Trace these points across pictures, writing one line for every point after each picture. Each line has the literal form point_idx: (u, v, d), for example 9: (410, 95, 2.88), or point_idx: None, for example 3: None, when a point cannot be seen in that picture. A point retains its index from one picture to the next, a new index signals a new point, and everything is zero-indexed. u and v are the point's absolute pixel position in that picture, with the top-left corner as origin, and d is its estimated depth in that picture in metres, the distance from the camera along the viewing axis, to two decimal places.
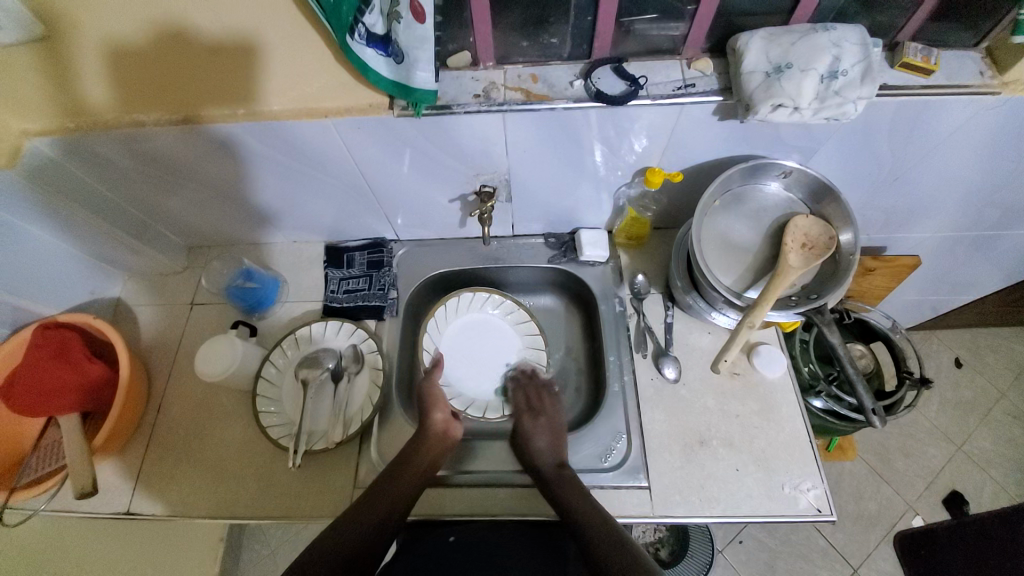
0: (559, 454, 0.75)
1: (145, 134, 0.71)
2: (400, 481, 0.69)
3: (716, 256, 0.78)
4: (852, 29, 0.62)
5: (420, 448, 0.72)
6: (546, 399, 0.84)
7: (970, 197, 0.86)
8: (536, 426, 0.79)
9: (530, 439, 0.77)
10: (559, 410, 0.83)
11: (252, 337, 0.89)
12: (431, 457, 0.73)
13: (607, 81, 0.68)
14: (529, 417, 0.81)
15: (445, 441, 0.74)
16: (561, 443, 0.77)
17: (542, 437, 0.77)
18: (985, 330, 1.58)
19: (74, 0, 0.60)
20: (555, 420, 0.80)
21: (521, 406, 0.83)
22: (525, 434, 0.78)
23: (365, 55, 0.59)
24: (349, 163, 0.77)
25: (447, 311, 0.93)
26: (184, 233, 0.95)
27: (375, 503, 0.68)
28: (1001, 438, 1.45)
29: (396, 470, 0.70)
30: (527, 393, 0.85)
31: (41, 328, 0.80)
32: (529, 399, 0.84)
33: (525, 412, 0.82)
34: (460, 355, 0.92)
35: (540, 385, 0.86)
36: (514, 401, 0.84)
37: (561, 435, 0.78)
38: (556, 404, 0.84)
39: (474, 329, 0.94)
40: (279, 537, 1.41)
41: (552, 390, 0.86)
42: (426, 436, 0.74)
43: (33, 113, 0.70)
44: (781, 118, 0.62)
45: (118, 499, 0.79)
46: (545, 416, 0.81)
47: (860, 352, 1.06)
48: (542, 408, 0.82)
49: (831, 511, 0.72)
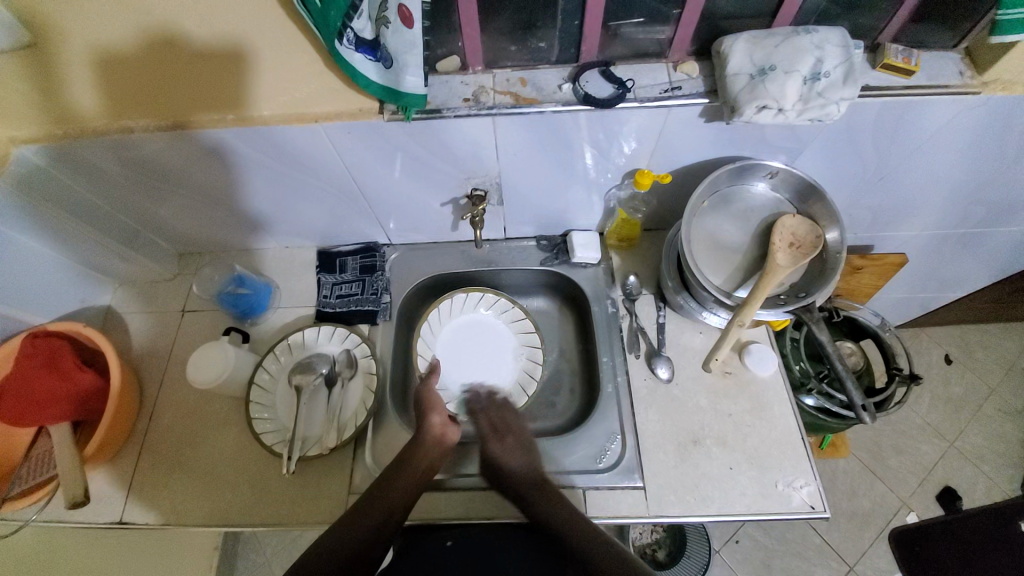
0: (538, 466, 0.73)
1: (135, 141, 0.70)
2: (398, 484, 0.69)
3: (706, 257, 0.79)
4: (833, 32, 0.63)
5: (416, 453, 0.72)
6: (510, 418, 0.78)
7: (955, 195, 0.87)
8: (506, 446, 0.75)
9: (501, 463, 0.73)
10: (525, 425, 0.78)
11: (245, 343, 0.89)
12: (428, 460, 0.73)
13: (595, 84, 0.69)
14: (496, 439, 0.76)
15: (440, 446, 0.74)
16: (533, 458, 0.74)
17: (513, 459, 0.73)
18: (974, 327, 1.60)
19: (69, 10, 0.63)
20: (523, 436, 0.76)
21: (483, 430, 0.77)
22: (494, 457, 0.74)
23: (354, 59, 0.60)
24: (340, 168, 0.77)
25: (440, 314, 0.94)
26: (175, 240, 0.95)
27: (373, 507, 0.68)
28: (992, 434, 1.47)
29: (392, 474, 0.70)
30: (490, 416, 0.79)
31: (32, 337, 0.79)
32: (493, 421, 0.78)
33: (490, 434, 0.77)
34: (456, 358, 0.92)
35: (502, 404, 0.80)
36: (477, 426, 0.78)
37: (532, 449, 0.75)
38: (519, 417, 0.79)
39: (469, 331, 0.94)
40: (274, 546, 1.40)
41: (510, 404, 0.81)
42: (421, 441, 0.73)
43: (21, 121, 0.70)
44: (766, 119, 0.63)
45: (110, 508, 0.79)
46: (512, 435, 0.76)
47: (849, 350, 1.07)
48: (506, 426, 0.77)
49: (824, 508, 0.73)
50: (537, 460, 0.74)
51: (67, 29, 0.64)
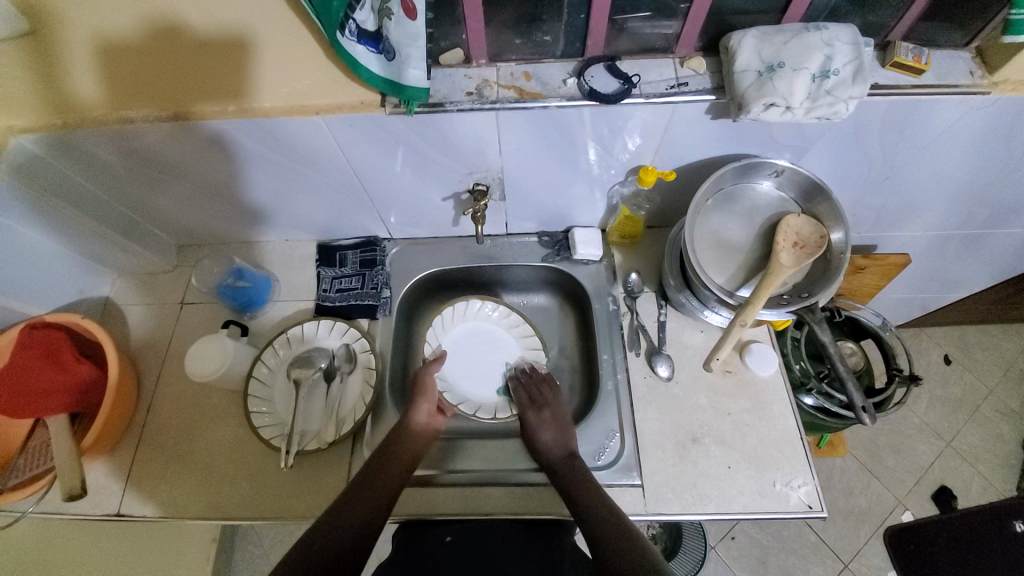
0: (570, 442, 0.75)
1: (134, 130, 0.69)
2: (380, 482, 0.69)
3: (709, 255, 0.78)
4: (843, 29, 0.62)
5: (400, 442, 0.73)
6: (547, 392, 0.83)
7: (961, 196, 0.86)
8: (542, 418, 0.78)
9: (538, 434, 0.76)
10: (562, 401, 0.82)
11: (243, 337, 0.88)
12: (413, 452, 0.73)
13: (600, 79, 0.68)
14: (534, 410, 0.80)
15: (423, 438, 0.75)
16: (567, 432, 0.76)
17: (547, 431, 0.76)
18: (975, 327, 1.60)
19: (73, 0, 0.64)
20: (560, 412, 0.79)
21: (523, 402, 0.82)
22: (530, 427, 0.77)
23: (356, 51, 0.59)
24: (341, 161, 0.77)
25: (445, 317, 0.94)
26: (174, 231, 0.94)
27: (359, 499, 0.67)
28: (989, 434, 1.47)
29: (376, 463, 0.71)
30: (528, 389, 0.83)
31: (29, 327, 0.79)
32: (533, 396, 0.82)
33: (529, 405, 0.81)
34: (462, 362, 0.92)
35: (540, 380, 0.85)
36: (516, 399, 0.83)
37: (566, 423, 0.77)
38: (557, 394, 0.83)
39: (472, 337, 0.94)
40: (271, 538, 1.40)
41: (550, 381, 0.85)
42: (403, 433, 0.74)
43: (19, 110, 0.69)
44: (773, 117, 0.62)
45: (107, 499, 0.79)
46: (550, 409, 0.80)
47: (850, 350, 1.07)
48: (545, 399, 0.81)
49: (822, 508, 0.72)
50: (571, 440, 0.75)
51: (70, 18, 0.64)
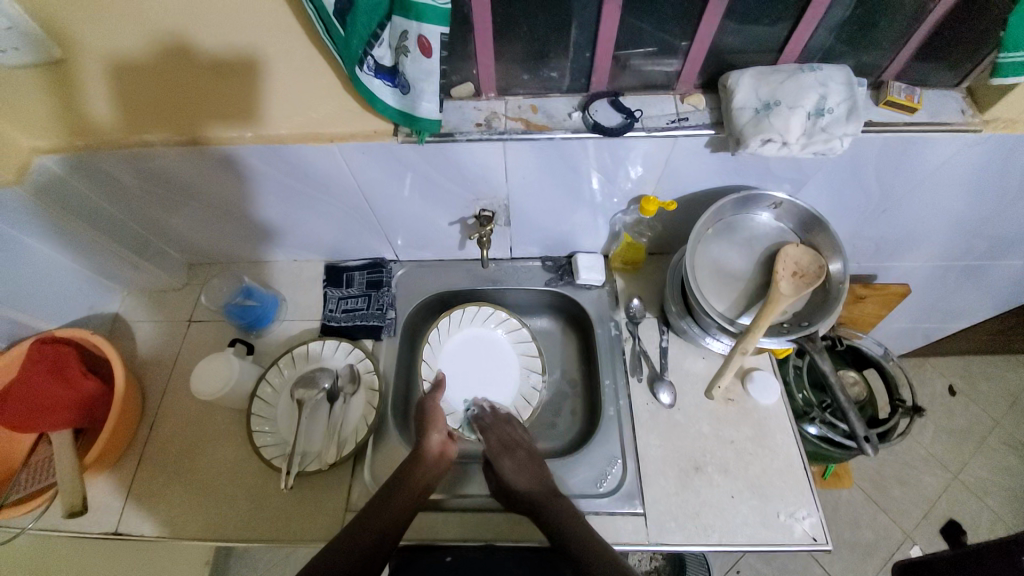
0: (547, 481, 0.73)
1: (151, 153, 0.73)
2: (393, 505, 0.69)
3: (710, 283, 0.80)
4: (837, 70, 0.64)
5: (415, 469, 0.73)
6: (512, 433, 0.80)
7: (958, 228, 0.88)
8: (512, 461, 0.75)
9: (511, 478, 0.73)
10: (530, 440, 0.80)
11: (249, 355, 0.89)
12: (426, 480, 0.73)
13: (604, 113, 0.71)
14: (504, 453, 0.77)
15: (439, 463, 0.75)
16: (542, 473, 0.74)
17: (521, 473, 0.74)
18: (979, 358, 1.60)
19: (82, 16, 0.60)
20: (532, 451, 0.77)
21: (493, 447, 0.78)
22: (501, 471, 0.75)
23: (373, 85, 0.62)
24: (353, 187, 0.79)
25: (463, 315, 0.95)
26: (186, 251, 0.97)
27: (373, 524, 0.67)
28: (997, 467, 1.45)
29: (392, 489, 0.71)
30: (497, 431, 0.81)
31: (39, 342, 0.80)
32: (500, 437, 0.79)
33: (499, 449, 0.77)
34: (459, 372, 0.93)
35: (504, 420, 0.83)
36: (485, 444, 0.79)
37: (538, 462, 0.76)
38: (524, 433, 0.81)
39: (479, 345, 0.95)
40: (266, 562, 1.39)
41: (514, 422, 0.83)
42: (418, 462, 0.74)
43: (45, 130, 0.72)
44: (770, 152, 0.65)
45: (107, 516, 0.79)
46: (521, 450, 0.77)
47: (852, 380, 1.07)
48: (513, 439, 0.79)
49: (827, 540, 0.72)
50: (546, 474, 0.74)
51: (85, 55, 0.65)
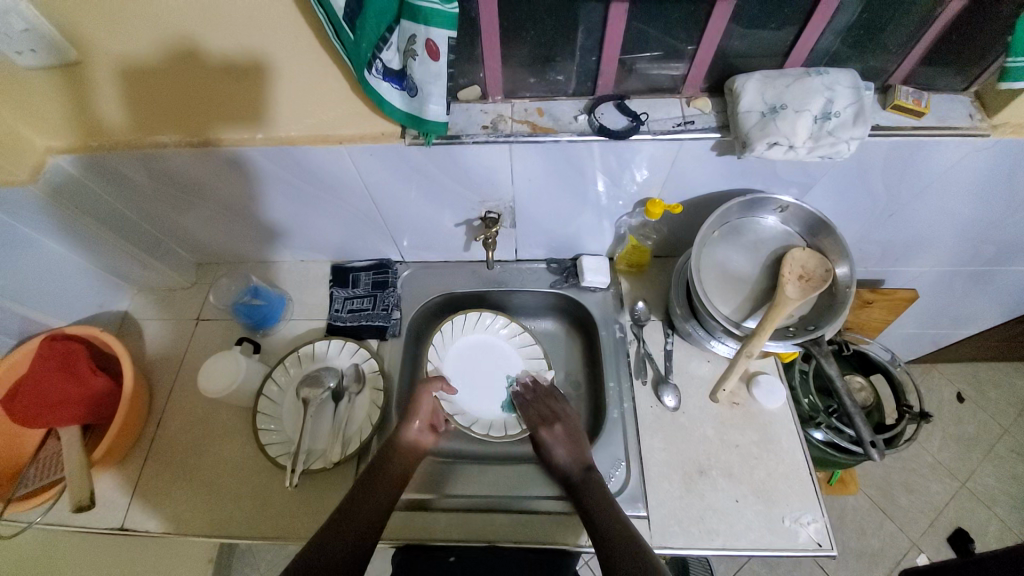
0: (585, 456, 0.76)
1: (163, 155, 0.74)
2: (377, 489, 0.71)
3: (715, 286, 0.80)
4: (844, 73, 0.64)
5: (392, 458, 0.74)
6: (556, 407, 0.83)
7: (966, 233, 0.87)
8: (554, 435, 0.79)
9: (551, 451, 0.77)
10: (573, 415, 0.82)
11: (255, 354, 0.91)
12: (402, 469, 0.74)
13: (610, 116, 0.71)
14: (545, 427, 0.80)
15: (415, 451, 0.77)
16: (582, 449, 0.77)
17: (562, 448, 0.77)
18: (988, 365, 1.59)
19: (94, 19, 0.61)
20: (573, 426, 0.80)
21: (533, 420, 0.82)
22: (543, 447, 0.78)
23: (381, 88, 0.63)
24: (360, 188, 0.80)
25: (478, 320, 0.95)
26: (195, 250, 0.98)
27: (359, 508, 0.69)
28: (1006, 475, 1.43)
29: (373, 478, 0.72)
30: (537, 407, 0.84)
31: (50, 339, 0.82)
32: (541, 411, 0.83)
33: (540, 423, 0.81)
34: (463, 375, 0.93)
35: (548, 395, 0.86)
36: (526, 418, 0.84)
37: (579, 438, 0.78)
38: (566, 409, 0.83)
39: (485, 350, 0.95)
40: (271, 560, 1.39)
41: (556, 395, 0.86)
42: (394, 448, 0.76)
43: (59, 131, 0.73)
44: (777, 155, 0.64)
45: (112, 513, 0.79)
46: (562, 424, 0.80)
47: (858, 385, 1.06)
48: (553, 414, 0.82)
49: (831, 546, 0.72)
50: (585, 451, 0.76)
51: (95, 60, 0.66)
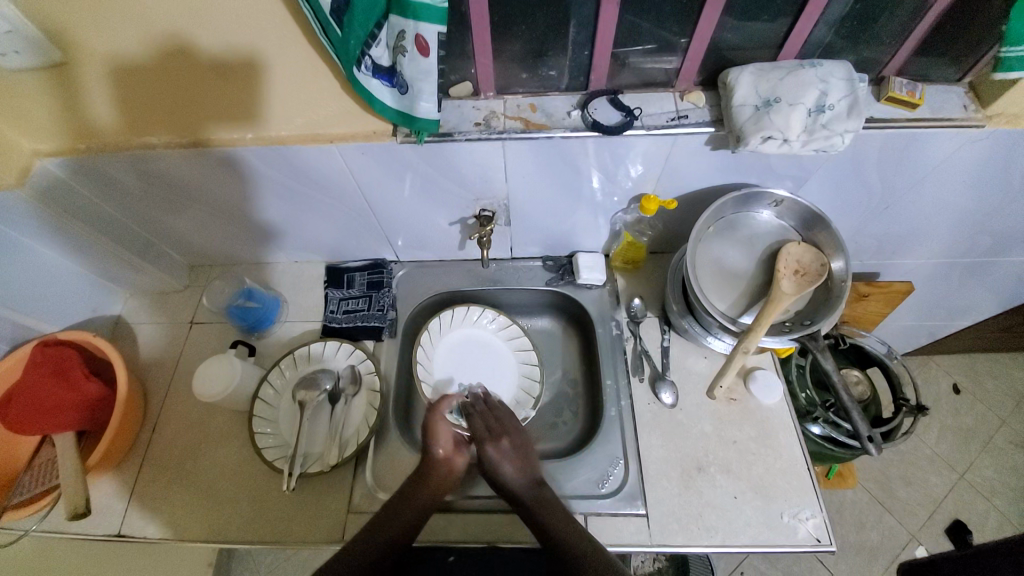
0: (534, 473, 0.73)
1: (153, 156, 0.73)
2: (405, 513, 0.70)
3: (711, 282, 0.79)
4: (838, 66, 0.64)
5: (425, 481, 0.72)
6: (504, 421, 0.78)
7: (961, 224, 0.87)
8: (501, 450, 0.74)
9: (499, 467, 0.73)
10: (520, 428, 0.78)
11: (251, 357, 0.89)
12: (435, 491, 0.72)
13: (603, 111, 0.71)
14: (491, 440, 0.75)
15: (447, 478, 0.73)
16: (531, 466, 0.74)
17: (509, 464, 0.73)
18: (984, 356, 1.59)
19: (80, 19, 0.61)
20: (521, 442, 0.76)
21: (479, 431, 0.76)
22: (489, 463, 0.73)
23: (371, 85, 0.62)
24: (353, 188, 0.79)
25: (479, 314, 0.95)
26: (187, 252, 0.97)
27: (387, 526, 0.69)
28: (1003, 466, 1.44)
29: (403, 498, 0.71)
30: (485, 419, 0.78)
31: (41, 345, 0.81)
32: (489, 424, 0.77)
33: (487, 436, 0.76)
34: (455, 361, 0.93)
35: (495, 407, 0.80)
36: (472, 429, 0.77)
37: (529, 454, 0.75)
38: (516, 424, 0.79)
39: (483, 345, 0.94)
40: (271, 563, 1.39)
41: (504, 408, 0.80)
42: (425, 476, 0.72)
43: (47, 134, 0.72)
44: (771, 149, 0.64)
45: (109, 519, 0.79)
46: (509, 438, 0.76)
47: (855, 379, 1.06)
48: (502, 428, 0.77)
49: (830, 541, 0.72)
50: (535, 468, 0.74)
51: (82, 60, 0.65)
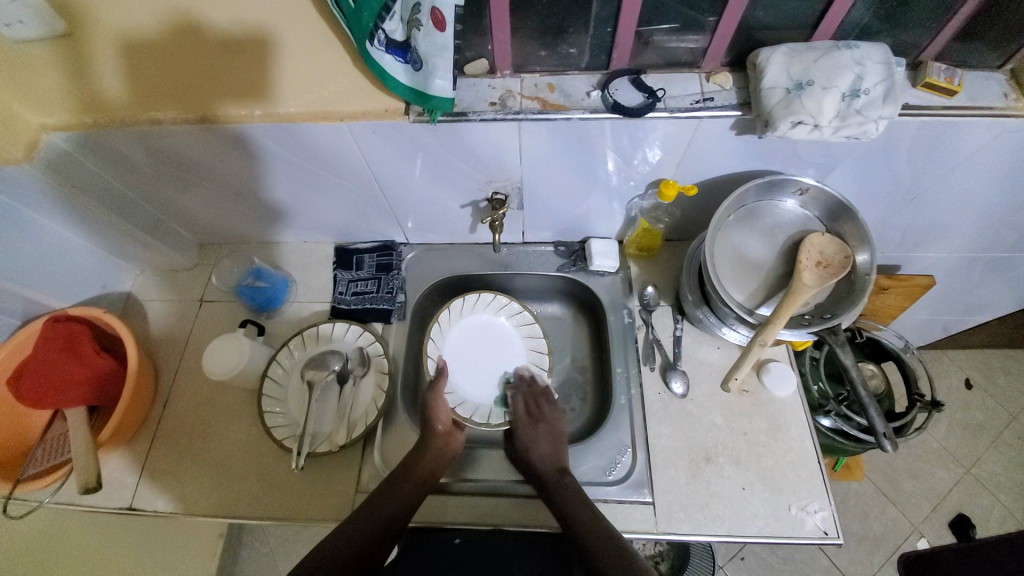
0: (560, 460, 0.75)
1: (162, 131, 0.70)
2: (401, 491, 0.69)
3: (729, 272, 0.77)
4: (874, 48, 0.61)
5: (421, 457, 0.73)
6: (544, 405, 0.83)
7: (989, 218, 0.84)
8: (535, 433, 0.79)
9: (530, 446, 0.77)
10: (558, 417, 0.82)
11: (260, 336, 0.88)
12: (432, 467, 0.73)
13: (624, 92, 0.67)
14: (529, 425, 0.80)
15: (445, 453, 0.75)
16: (561, 450, 0.76)
17: (542, 445, 0.77)
18: (999, 351, 1.56)
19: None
20: (556, 428, 0.80)
21: (518, 414, 0.82)
22: (524, 441, 0.78)
23: (384, 61, 0.60)
24: (363, 167, 0.77)
25: (494, 300, 0.94)
26: (196, 230, 0.96)
27: (380, 506, 0.68)
28: (1011, 462, 1.42)
29: (395, 483, 0.70)
30: (527, 401, 0.84)
31: (53, 320, 0.80)
32: (530, 409, 0.82)
33: (525, 420, 0.81)
34: (470, 344, 0.92)
35: (541, 392, 0.85)
36: (512, 410, 0.83)
37: (560, 439, 0.78)
38: (553, 409, 0.83)
39: (500, 337, 0.93)
40: (279, 536, 1.41)
41: (549, 395, 0.85)
42: (426, 447, 0.74)
43: (49, 106, 0.70)
44: (800, 135, 0.61)
45: (121, 493, 0.80)
46: (545, 424, 0.80)
47: (870, 372, 1.05)
48: (540, 414, 0.81)
49: (838, 534, 0.71)
50: (563, 454, 0.76)
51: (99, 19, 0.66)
